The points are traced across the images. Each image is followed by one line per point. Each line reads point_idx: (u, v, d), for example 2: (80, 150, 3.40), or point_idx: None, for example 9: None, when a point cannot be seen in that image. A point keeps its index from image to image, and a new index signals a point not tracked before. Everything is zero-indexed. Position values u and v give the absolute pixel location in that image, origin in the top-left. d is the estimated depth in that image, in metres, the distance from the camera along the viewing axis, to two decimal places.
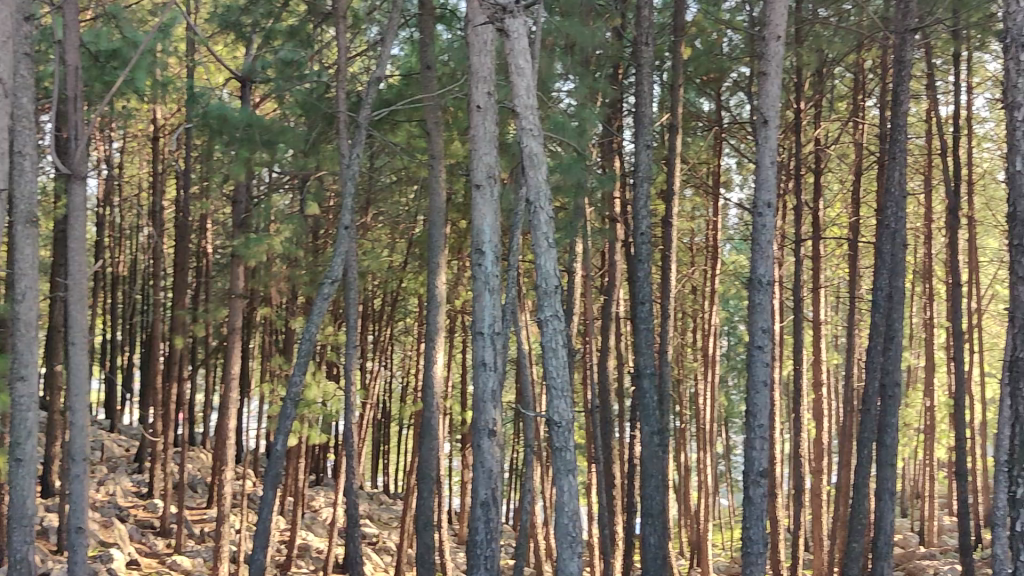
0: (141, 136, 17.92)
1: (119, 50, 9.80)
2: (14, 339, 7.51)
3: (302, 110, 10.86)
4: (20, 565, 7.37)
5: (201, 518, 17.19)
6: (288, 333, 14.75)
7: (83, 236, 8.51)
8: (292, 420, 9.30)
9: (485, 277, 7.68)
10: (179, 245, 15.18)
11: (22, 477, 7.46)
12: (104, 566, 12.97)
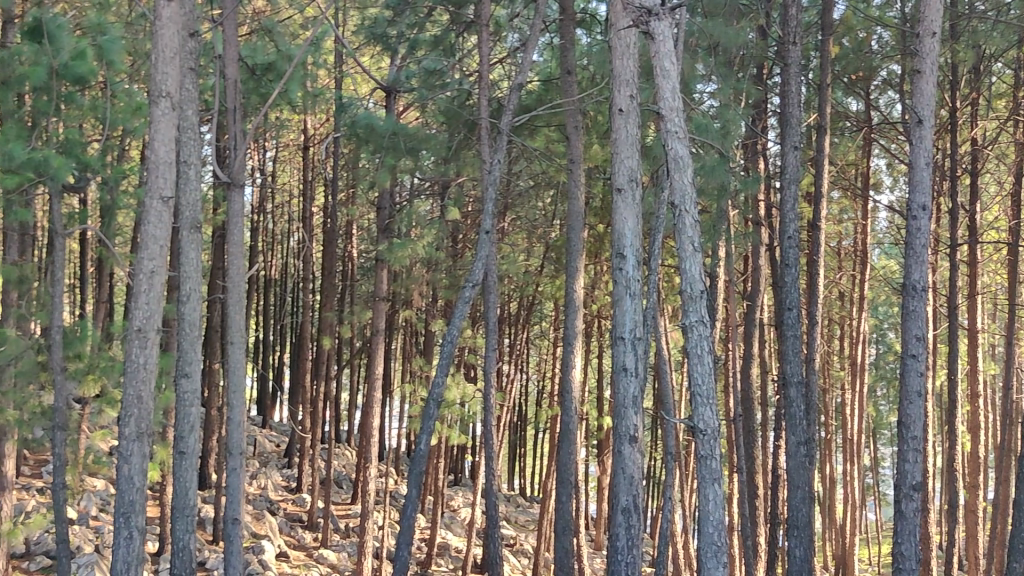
0: (293, 145, 18.66)
1: (275, 63, 10.31)
2: (179, 338, 7.90)
3: (444, 117, 11.08)
4: (183, 553, 7.77)
5: (346, 514, 17.74)
6: (429, 335, 15.03)
7: (241, 241, 8.91)
8: (435, 420, 9.46)
9: (626, 281, 7.62)
10: (326, 249, 15.70)
11: (185, 469, 7.87)
12: (256, 557, 13.58)
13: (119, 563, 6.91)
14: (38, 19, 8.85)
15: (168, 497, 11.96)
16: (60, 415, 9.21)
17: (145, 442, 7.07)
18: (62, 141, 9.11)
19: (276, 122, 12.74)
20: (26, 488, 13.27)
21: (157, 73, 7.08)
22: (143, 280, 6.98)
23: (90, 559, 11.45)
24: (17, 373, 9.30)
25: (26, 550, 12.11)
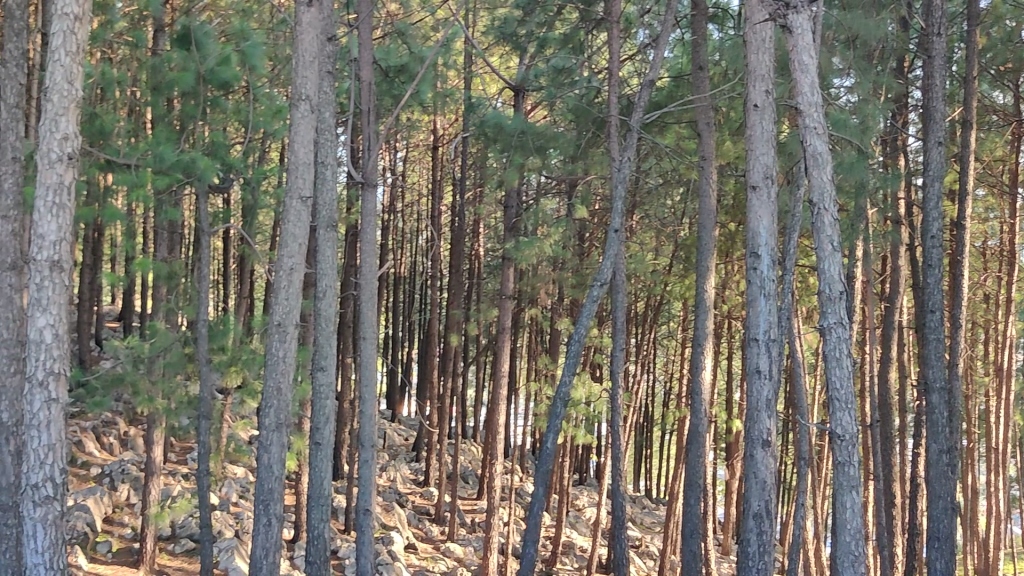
0: (422, 145, 18.98)
1: (407, 65, 10.52)
2: (315, 333, 8.14)
3: (573, 115, 11.07)
4: (317, 541, 8.02)
5: (473, 509, 17.97)
6: (555, 334, 15.05)
7: (374, 239, 9.10)
8: (562, 419, 9.44)
9: (761, 281, 7.44)
10: (455, 247, 15.92)
11: (321, 460, 8.13)
12: (385, 547, 13.94)
13: (257, 548, 7.17)
14: (186, 27, 9.28)
15: (303, 487, 12.40)
16: (205, 406, 9.64)
17: (283, 432, 7.31)
18: (209, 144, 9.51)
19: (406, 123, 13.00)
20: (172, 473, 13.98)
21: (297, 77, 7.29)
22: (282, 277, 7.19)
23: (231, 544, 12.05)
24: (166, 365, 9.79)
25: (172, 533, 12.76)
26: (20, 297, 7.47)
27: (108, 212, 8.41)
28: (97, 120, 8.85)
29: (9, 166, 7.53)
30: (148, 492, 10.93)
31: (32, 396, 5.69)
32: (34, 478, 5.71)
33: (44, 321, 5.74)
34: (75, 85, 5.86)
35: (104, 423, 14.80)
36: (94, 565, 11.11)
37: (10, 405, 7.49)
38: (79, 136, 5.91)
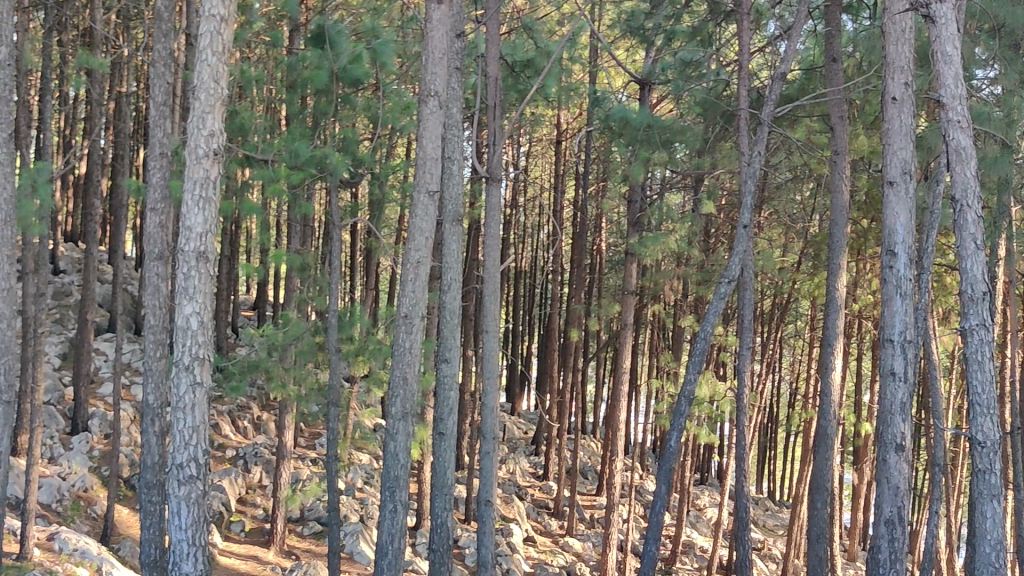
0: (546, 139, 19.04)
1: (534, 60, 10.57)
2: (440, 325, 8.29)
3: (701, 108, 10.89)
4: (441, 529, 8.20)
5: (592, 504, 17.99)
6: (679, 330, 14.89)
7: (498, 234, 9.19)
8: (686, 417, 9.28)
9: (896, 280, 7.24)
10: (578, 241, 15.93)
11: (445, 450, 8.29)
12: (505, 539, 14.17)
13: (384, 532, 7.37)
14: (320, 26, 9.56)
15: (425, 476, 12.70)
16: (334, 393, 9.93)
17: (409, 421, 7.44)
18: (340, 140, 9.72)
19: (530, 118, 13.04)
20: (302, 457, 14.52)
21: (427, 73, 7.39)
22: (410, 270, 7.34)
23: (356, 528, 12.59)
24: (297, 353, 10.11)
25: (301, 515, 13.25)
26: (167, 285, 7.79)
27: (247, 206, 8.75)
28: (239, 116, 9.31)
29: (158, 160, 7.92)
30: (279, 475, 11.41)
31: (179, 379, 5.88)
32: (179, 457, 5.91)
33: (191, 308, 5.89)
34: (221, 83, 5.96)
35: (238, 407, 15.47)
36: (229, 543, 11.66)
37: (157, 388, 7.90)
38: (225, 133, 6.00)
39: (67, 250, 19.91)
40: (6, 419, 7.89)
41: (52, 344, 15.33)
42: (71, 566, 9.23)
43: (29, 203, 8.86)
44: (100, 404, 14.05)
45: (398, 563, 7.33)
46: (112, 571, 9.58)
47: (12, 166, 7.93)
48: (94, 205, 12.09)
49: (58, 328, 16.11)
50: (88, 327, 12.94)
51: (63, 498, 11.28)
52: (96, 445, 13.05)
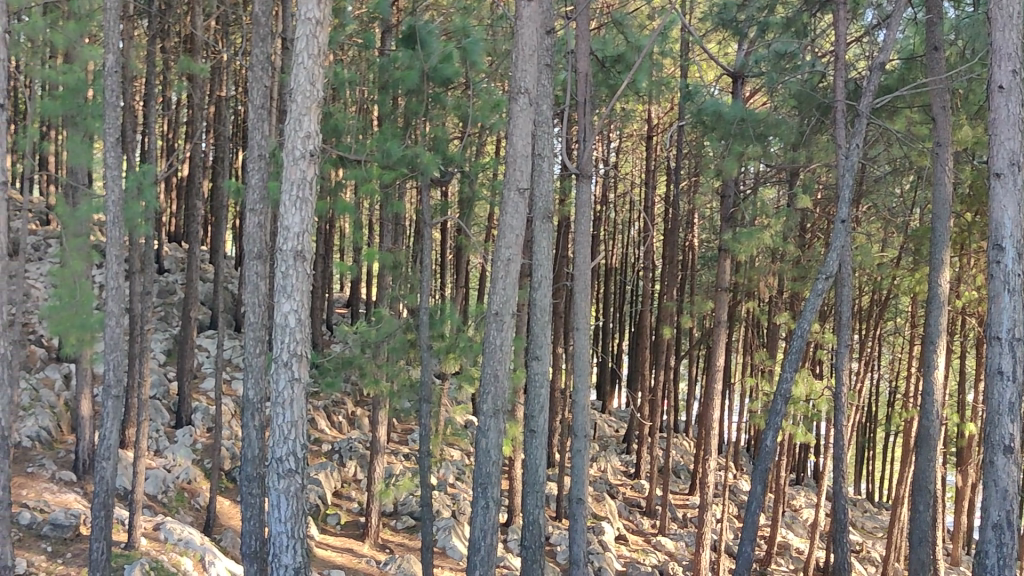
0: (636, 135, 18.90)
1: (624, 55, 10.51)
2: (531, 322, 8.30)
3: (795, 101, 10.65)
4: (533, 526, 8.22)
5: (685, 503, 17.80)
6: (773, 328, 14.60)
7: (589, 231, 9.12)
8: (783, 417, 9.05)
9: (1004, 276, 6.97)
10: (669, 237, 15.75)
11: (536, 447, 8.29)
12: (597, 537, 14.16)
13: (476, 529, 7.38)
14: (411, 26, 9.64)
15: (517, 473, 13.19)
16: (426, 390, 10.03)
17: (500, 419, 7.45)
18: (432, 140, 9.84)
19: (621, 113, 12.91)
20: (395, 452, 14.73)
21: (517, 71, 7.36)
22: (501, 267, 7.36)
23: (448, 524, 12.80)
24: (390, 349, 10.25)
25: (394, 509, 13.45)
26: (266, 283, 7.96)
27: (341, 205, 8.94)
28: (333, 118, 9.53)
29: (256, 162, 8.10)
30: (373, 470, 11.62)
31: (278, 375, 5.97)
32: (279, 451, 6.00)
33: (289, 306, 5.96)
34: (317, 85, 5.99)
35: (333, 402, 15.77)
36: (325, 536, 11.93)
37: (257, 383, 8.08)
38: (321, 134, 6.03)
39: (172, 250, 20.64)
40: (116, 412, 8.11)
41: (158, 340, 15.92)
42: (176, 556, 9.58)
43: (136, 205, 9.22)
44: (203, 398, 14.51)
45: (491, 559, 7.36)
46: (215, 561, 9.90)
47: (119, 169, 8.23)
48: (196, 206, 12.46)
49: (163, 324, 16.68)
50: (191, 324, 13.36)
51: (168, 489, 11.67)
52: (199, 438, 13.48)
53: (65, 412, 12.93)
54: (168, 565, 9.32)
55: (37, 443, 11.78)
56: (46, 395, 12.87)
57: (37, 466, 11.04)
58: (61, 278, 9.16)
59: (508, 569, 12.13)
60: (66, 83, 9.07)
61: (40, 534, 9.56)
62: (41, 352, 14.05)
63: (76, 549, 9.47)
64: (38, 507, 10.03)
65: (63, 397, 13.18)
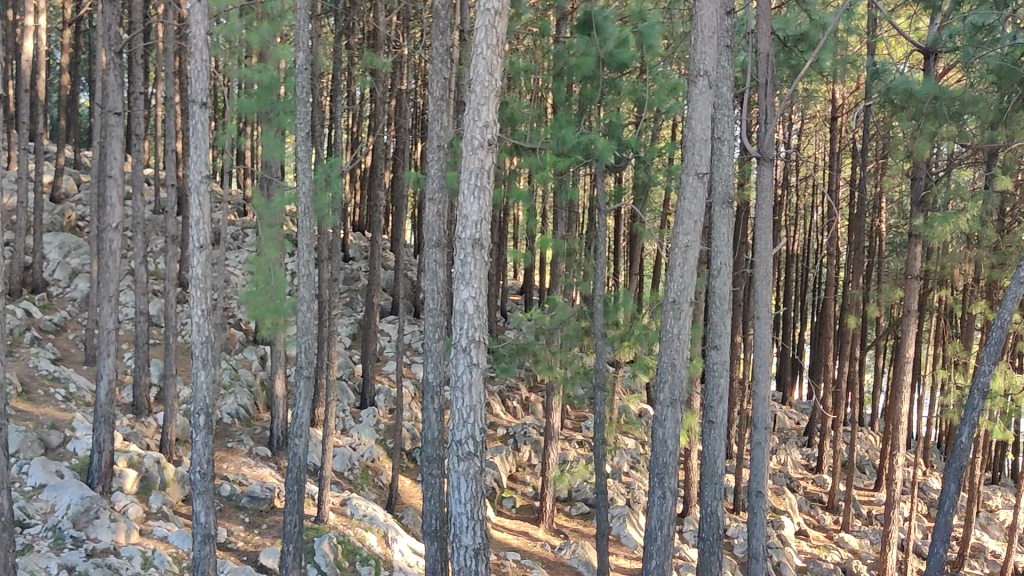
0: (819, 117, 18.22)
1: (807, 34, 10.09)
2: (710, 310, 8.12)
3: (994, 77, 9.76)
4: (711, 518, 8.16)
5: (871, 500, 17.09)
6: (970, 317, 13.74)
7: (771, 216, 8.84)
8: (980, 412, 8.52)
9: None
10: (855, 221, 15.06)
11: (715, 438, 8.14)
12: (776, 531, 13.84)
13: (653, 518, 7.32)
14: (587, 13, 9.62)
15: (692, 463, 13.11)
16: (600, 377, 10.01)
17: (678, 408, 7.32)
18: (607, 125, 9.74)
19: (803, 93, 12.39)
20: (570, 439, 14.86)
21: (696, 53, 7.19)
22: (679, 254, 7.24)
23: (623, 512, 12.86)
24: (564, 337, 10.26)
25: (569, 495, 13.57)
26: (445, 270, 8.10)
27: (516, 193, 9.07)
28: (508, 107, 9.67)
29: (436, 152, 8.28)
30: (548, 455, 11.79)
31: (457, 360, 5.82)
32: (458, 434, 5.81)
33: (467, 293, 5.82)
34: (495, 74, 5.80)
35: (508, 387, 16.06)
36: (501, 518, 12.23)
37: (436, 367, 8.25)
38: (500, 123, 5.84)
39: (356, 239, 21.55)
40: (307, 392, 8.48)
41: (344, 325, 16.68)
42: (361, 531, 10.07)
43: (324, 196, 9.68)
44: (385, 380, 15.11)
45: (667, 549, 7.30)
46: (397, 537, 10.34)
47: (309, 162, 8.63)
48: (379, 197, 12.91)
49: (349, 310, 17.45)
50: (374, 310, 13.85)
51: (354, 467, 12.23)
52: (382, 419, 14.03)
53: (261, 391, 13.78)
54: (354, 539, 9.81)
55: (236, 419, 12.60)
56: (244, 374, 13.76)
57: (236, 442, 11.82)
58: (258, 265, 9.70)
59: (684, 560, 12.08)
60: (261, 81, 9.60)
61: (239, 505, 10.21)
62: (240, 335, 15.00)
63: (271, 521, 10.08)
64: (237, 480, 10.73)
65: (259, 377, 14.07)
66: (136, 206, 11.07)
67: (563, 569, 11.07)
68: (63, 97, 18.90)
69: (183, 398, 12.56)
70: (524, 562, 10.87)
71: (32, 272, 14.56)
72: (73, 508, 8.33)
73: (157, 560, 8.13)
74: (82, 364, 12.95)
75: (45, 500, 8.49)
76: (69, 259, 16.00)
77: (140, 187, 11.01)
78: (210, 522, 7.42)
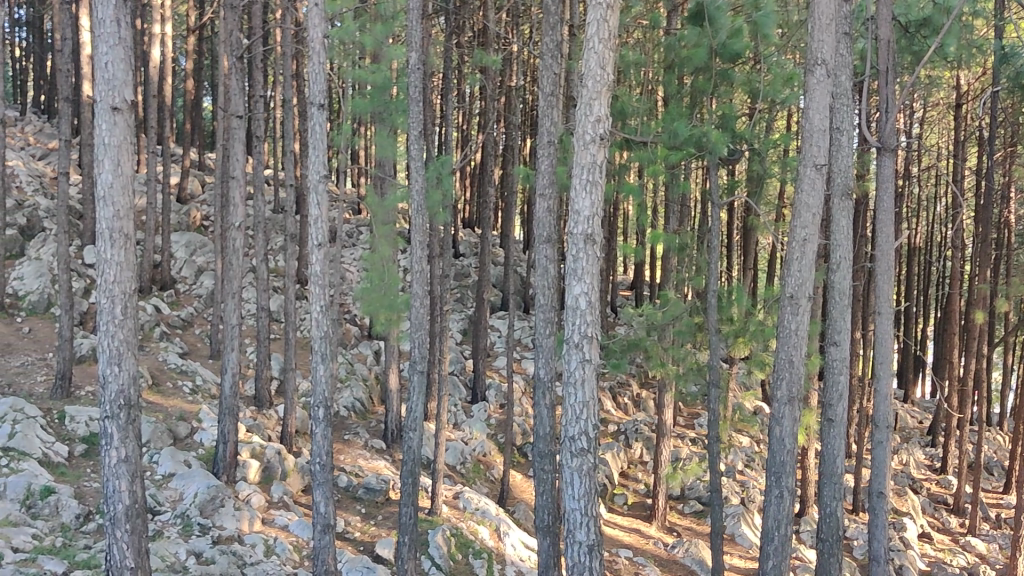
0: (943, 105, 17.50)
1: (930, 19, 9.68)
2: (829, 306, 7.90)
3: None
4: (830, 518, 7.98)
5: (1000, 503, 16.37)
6: None
7: (892, 208, 8.55)
8: None
9: None
10: (983, 213, 14.40)
11: (834, 436, 7.93)
12: (897, 534, 13.40)
13: (770, 518, 7.17)
14: (699, 4, 9.46)
15: (809, 462, 12.80)
16: (714, 374, 9.82)
17: (796, 406, 7.15)
18: (719, 117, 9.57)
19: (925, 81, 11.93)
20: (682, 436, 14.70)
21: (813, 41, 6.99)
22: (796, 248, 7.06)
23: (737, 511, 12.65)
24: (677, 333, 10.15)
25: (682, 492, 13.42)
26: (555, 266, 7.98)
27: (627, 188, 9.01)
28: (619, 101, 9.60)
29: (546, 148, 8.26)
30: (660, 452, 11.70)
31: (570, 356, 5.73)
32: (572, 430, 5.71)
33: (580, 288, 5.72)
34: (608, 68, 5.70)
35: (619, 383, 15.99)
36: (613, 515, 12.21)
37: (548, 363, 8.20)
38: (612, 117, 5.73)
39: (467, 236, 21.80)
40: (421, 387, 8.54)
41: (455, 320, 16.91)
42: (474, 524, 10.21)
43: (436, 194, 9.83)
44: (496, 376, 15.26)
45: (785, 549, 7.14)
46: (509, 531, 10.42)
47: (422, 160, 8.75)
48: (489, 193, 13.01)
49: (460, 306, 17.67)
50: (484, 306, 13.95)
51: (466, 461, 12.37)
52: (493, 414, 14.14)
53: (376, 385, 14.09)
54: (467, 532, 9.94)
55: (353, 413, 12.92)
56: (360, 369, 14.08)
57: (353, 434, 12.12)
58: (372, 262, 9.89)
59: (801, 561, 11.84)
60: (374, 82, 9.81)
61: (356, 496, 10.47)
62: (355, 330, 15.36)
63: (386, 512, 10.28)
64: (354, 472, 11.00)
65: (374, 372, 14.39)
66: (257, 206, 11.44)
67: (676, 568, 10.96)
68: (189, 102, 19.67)
69: (302, 391, 12.95)
70: (637, 559, 10.81)
71: (161, 270, 15.23)
72: (200, 496, 8.67)
73: (279, 549, 8.39)
74: (207, 358, 13.48)
75: (174, 488, 8.90)
76: (195, 257, 16.66)
77: (260, 187, 11.37)
78: (330, 512, 7.59)
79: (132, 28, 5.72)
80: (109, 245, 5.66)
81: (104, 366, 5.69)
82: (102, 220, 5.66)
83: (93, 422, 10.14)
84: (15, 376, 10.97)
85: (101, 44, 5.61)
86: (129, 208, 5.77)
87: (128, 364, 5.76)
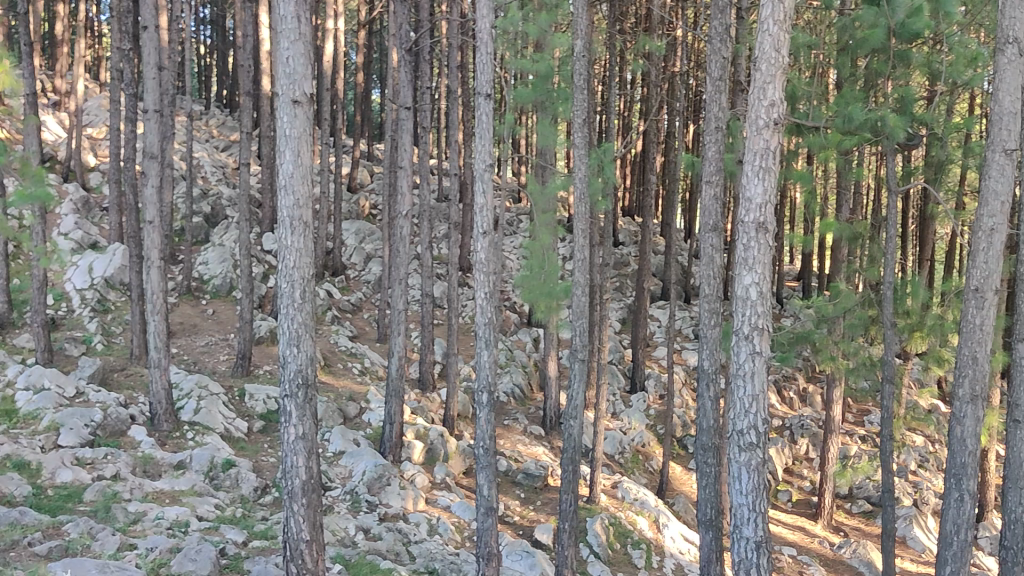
0: None
1: None
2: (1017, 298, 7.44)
3: None
4: (1014, 525, 7.59)
5: None
6: None
7: None
8: None
9: None
10: None
11: (1021, 438, 7.47)
12: None
13: (948, 522, 6.85)
14: None
15: (990, 465, 12.12)
16: (887, 370, 9.35)
17: (979, 405, 6.79)
18: (897, 101, 9.14)
19: None
20: (850, 433, 14.18)
21: (1006, 18, 6.59)
22: (982, 238, 6.67)
23: (909, 513, 12.15)
24: (847, 325, 9.80)
25: (850, 491, 12.96)
26: (721, 256, 7.82)
27: (797, 174, 8.75)
28: (790, 85, 9.32)
29: (713, 134, 8.08)
30: (827, 449, 11.36)
31: (739, 347, 5.58)
32: (740, 424, 5.55)
33: (750, 278, 5.55)
34: (783, 50, 5.48)
35: (785, 377, 15.56)
36: (776, 512, 11.98)
37: (711, 354, 8.09)
38: (787, 102, 5.52)
39: (627, 224, 21.70)
40: (581, 374, 8.50)
41: (615, 309, 16.90)
42: (632, 515, 10.20)
43: (597, 182, 9.82)
44: (655, 366, 15.14)
45: (964, 556, 6.80)
46: (668, 523, 10.36)
47: (585, 148, 8.74)
48: (650, 180, 12.88)
49: (620, 295, 17.64)
50: (644, 295, 13.83)
51: (625, 450, 12.35)
52: (653, 404, 14.05)
53: (535, 371, 14.24)
54: (625, 523, 9.95)
55: (512, 398, 13.15)
56: (519, 356, 14.26)
57: (513, 420, 12.33)
58: (533, 251, 9.93)
59: (979, 568, 11.27)
60: (537, 70, 9.85)
61: (515, 481, 10.63)
62: (516, 318, 15.55)
63: (545, 498, 10.40)
64: (514, 457, 11.18)
65: (533, 358, 14.55)
66: (423, 195, 11.72)
67: (842, 568, 10.62)
68: (360, 94, 20.29)
69: (464, 376, 13.25)
70: (801, 558, 10.54)
71: (333, 256, 15.84)
72: (368, 474, 9.01)
73: (441, 528, 8.62)
74: (375, 342, 13.95)
75: (344, 465, 9.31)
76: (364, 245, 17.23)
77: (427, 177, 11.63)
78: (492, 495, 7.59)
79: (310, 23, 5.94)
80: (289, 232, 5.91)
81: (284, 347, 5.97)
82: (283, 208, 5.93)
83: (271, 399, 10.68)
84: (200, 355, 11.68)
85: (282, 40, 5.87)
86: (309, 197, 6.01)
87: (306, 345, 6.01)
